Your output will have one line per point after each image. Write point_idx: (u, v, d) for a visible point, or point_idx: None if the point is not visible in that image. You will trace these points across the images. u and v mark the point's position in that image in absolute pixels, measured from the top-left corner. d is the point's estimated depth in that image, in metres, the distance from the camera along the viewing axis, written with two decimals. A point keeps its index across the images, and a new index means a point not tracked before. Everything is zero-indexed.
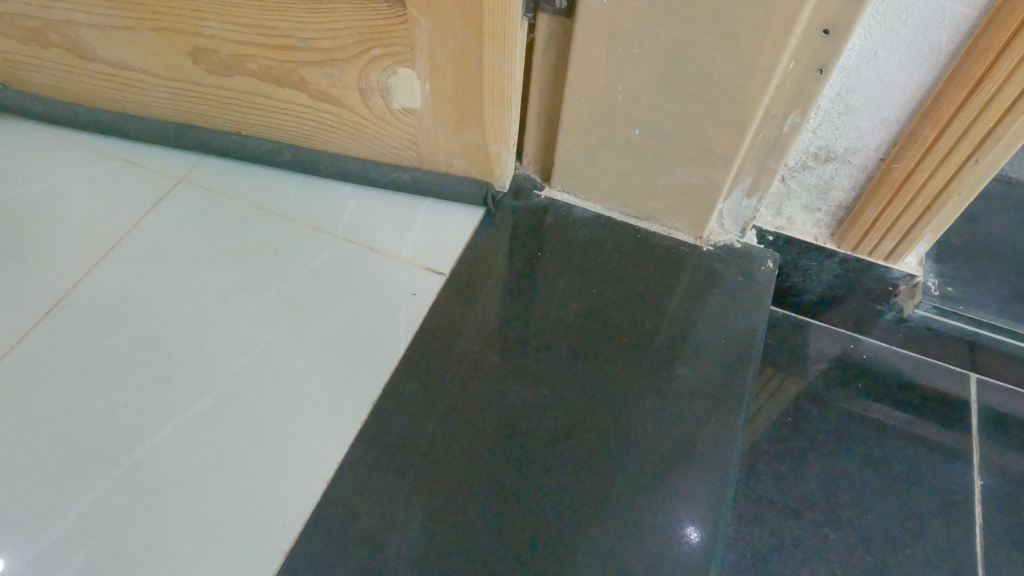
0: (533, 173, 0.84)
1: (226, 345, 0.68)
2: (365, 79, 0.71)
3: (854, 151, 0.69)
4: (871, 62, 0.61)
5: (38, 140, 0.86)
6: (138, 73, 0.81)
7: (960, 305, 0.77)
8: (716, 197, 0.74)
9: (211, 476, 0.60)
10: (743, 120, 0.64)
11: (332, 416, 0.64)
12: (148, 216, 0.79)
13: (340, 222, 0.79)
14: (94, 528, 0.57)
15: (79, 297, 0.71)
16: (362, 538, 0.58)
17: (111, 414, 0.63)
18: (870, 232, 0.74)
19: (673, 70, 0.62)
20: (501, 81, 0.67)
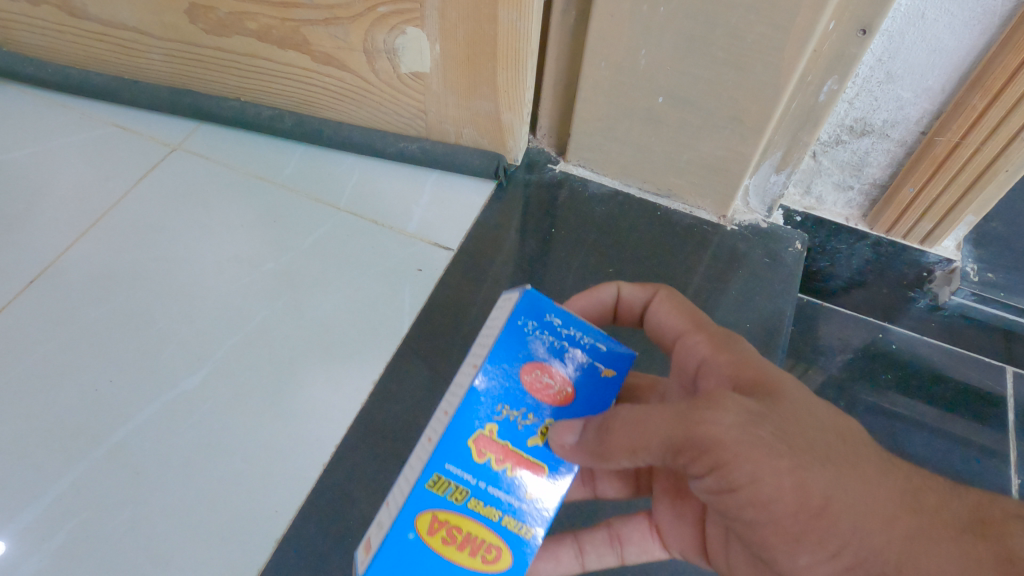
0: (547, 146, 0.80)
1: (220, 319, 0.64)
2: (371, 40, 0.67)
3: (893, 125, 0.64)
4: (917, 25, 0.56)
5: (29, 104, 0.82)
6: (133, 33, 0.77)
7: (1001, 293, 0.71)
8: (743, 173, 0.69)
9: (200, 457, 0.56)
10: (777, 87, 0.59)
11: (330, 397, 0.60)
12: (140, 184, 0.75)
13: (342, 193, 0.75)
14: (72, 511, 0.53)
15: (65, 267, 0.67)
16: (359, 526, 0.54)
17: (96, 388, 0.59)
18: (907, 212, 0.69)
19: (702, 30, 0.57)
20: (515, 43, 0.62)
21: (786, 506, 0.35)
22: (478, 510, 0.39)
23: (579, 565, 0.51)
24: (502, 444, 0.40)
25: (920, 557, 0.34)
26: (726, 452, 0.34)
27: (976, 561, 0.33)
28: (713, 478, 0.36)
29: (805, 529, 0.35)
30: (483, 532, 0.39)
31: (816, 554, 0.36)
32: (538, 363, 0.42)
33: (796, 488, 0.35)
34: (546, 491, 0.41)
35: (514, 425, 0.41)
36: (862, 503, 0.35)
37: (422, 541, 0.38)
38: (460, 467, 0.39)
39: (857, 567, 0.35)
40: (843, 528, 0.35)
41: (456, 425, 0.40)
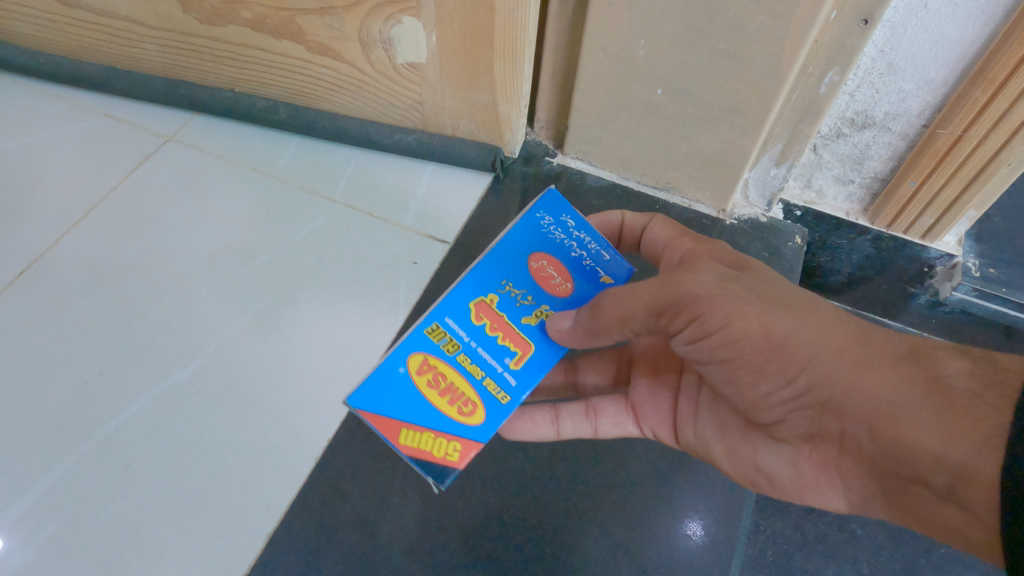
0: (545, 139, 0.79)
1: (212, 311, 0.64)
2: (367, 30, 0.66)
3: (894, 117, 0.63)
4: (920, 15, 0.54)
5: (21, 94, 0.81)
6: (126, 22, 0.76)
7: (1004, 289, 0.70)
8: (743, 166, 0.69)
9: (191, 451, 0.56)
10: (777, 79, 0.58)
11: (324, 390, 0.59)
12: (133, 175, 0.74)
13: (337, 185, 0.74)
14: (61, 504, 0.53)
15: (55, 259, 0.66)
16: (352, 521, 0.54)
17: (85, 380, 0.59)
18: (908, 205, 0.68)
19: (702, 21, 0.56)
20: (512, 33, 0.61)
21: (753, 343, 0.41)
22: (461, 365, 0.46)
23: (552, 432, 0.54)
24: (498, 315, 0.48)
25: (864, 378, 0.40)
26: (701, 302, 0.41)
27: (907, 380, 0.39)
28: (691, 330, 0.42)
29: (766, 363, 0.41)
30: (461, 385, 0.46)
31: (775, 381, 0.42)
32: (548, 257, 0.49)
33: (761, 329, 0.41)
34: (528, 364, 0.47)
35: (512, 301, 0.48)
36: (820, 341, 0.41)
37: (410, 377, 0.46)
38: (459, 323, 0.47)
39: (808, 391, 0.41)
40: (801, 360, 0.41)
41: (465, 290, 0.48)
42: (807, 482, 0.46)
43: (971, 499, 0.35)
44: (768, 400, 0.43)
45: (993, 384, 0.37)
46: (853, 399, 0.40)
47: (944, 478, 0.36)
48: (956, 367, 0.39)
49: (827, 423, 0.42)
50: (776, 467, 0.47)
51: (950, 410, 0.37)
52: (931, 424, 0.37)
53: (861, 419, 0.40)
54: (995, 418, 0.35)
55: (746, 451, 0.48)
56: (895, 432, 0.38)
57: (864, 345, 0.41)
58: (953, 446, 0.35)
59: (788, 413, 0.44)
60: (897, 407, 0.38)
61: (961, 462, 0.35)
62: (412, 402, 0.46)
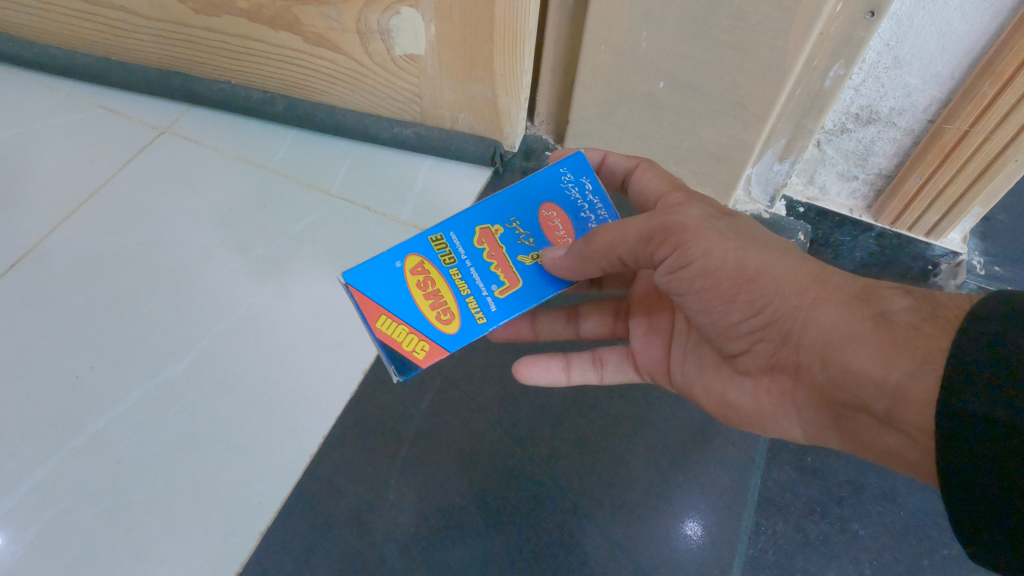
0: (545, 134, 0.78)
1: (206, 306, 0.63)
2: (364, 20, 0.65)
3: (900, 113, 0.62)
4: (927, 7, 0.53)
5: (15, 85, 0.81)
6: (120, 13, 0.75)
7: (1010, 287, 0.69)
8: (745, 161, 0.68)
9: (183, 447, 0.55)
10: (781, 72, 0.57)
11: (319, 386, 0.58)
12: (127, 167, 0.73)
13: (334, 179, 0.73)
14: (49, 501, 0.52)
15: (46, 251, 0.65)
16: (347, 519, 0.53)
17: (76, 375, 0.58)
18: (913, 203, 0.67)
19: (705, 12, 0.55)
20: (512, 23, 0.60)
21: (725, 274, 0.40)
22: (451, 276, 0.43)
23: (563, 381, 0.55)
24: (499, 244, 0.45)
25: (820, 311, 0.39)
26: (686, 234, 0.40)
27: (858, 314, 0.38)
28: (674, 260, 0.40)
29: (735, 294, 0.40)
30: (446, 293, 0.43)
31: (743, 313, 0.41)
32: (561, 211, 0.47)
33: (734, 259, 0.39)
34: (513, 296, 0.43)
35: (515, 236, 0.45)
36: (788, 275, 0.40)
37: (400, 272, 0.43)
38: (460, 240, 0.45)
39: (773, 322, 0.41)
40: (768, 292, 0.40)
41: (473, 213, 0.46)
42: (765, 414, 0.46)
43: (908, 423, 0.34)
44: (735, 332, 0.43)
45: (935, 314, 0.35)
46: (810, 329, 0.39)
47: (884, 403, 0.35)
48: (903, 302, 0.37)
49: (787, 354, 0.42)
50: (739, 400, 0.47)
51: (892, 340, 0.35)
52: (874, 353, 0.36)
53: (816, 348, 0.39)
54: (934, 346, 0.34)
55: (715, 386, 0.48)
56: (842, 360, 0.38)
57: (824, 282, 0.40)
58: (891, 370, 0.35)
59: (753, 345, 0.43)
60: (847, 339, 0.37)
61: (899, 385, 0.34)
62: (394, 297, 0.43)
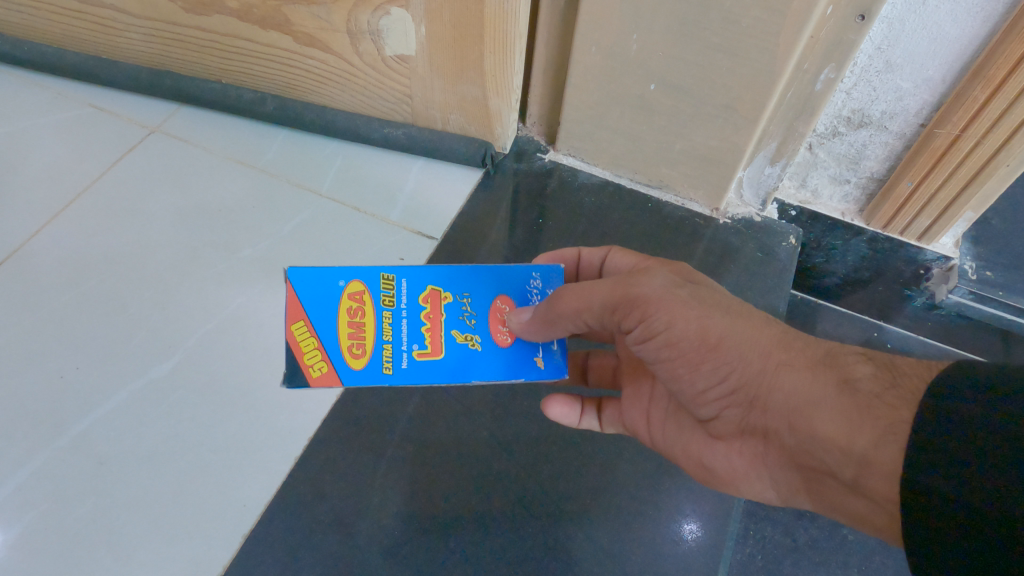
0: (537, 135, 0.78)
1: (192, 306, 0.62)
2: (354, 20, 0.65)
3: (891, 116, 0.61)
4: (918, 11, 0.53)
5: (5, 84, 0.80)
6: (111, 11, 0.74)
7: (1000, 292, 0.69)
8: (737, 164, 0.67)
9: (168, 448, 0.54)
10: (772, 75, 0.57)
11: (305, 387, 0.58)
12: (116, 167, 0.73)
13: (325, 179, 0.73)
14: (32, 502, 0.51)
15: (34, 251, 0.65)
16: (331, 522, 0.52)
17: (61, 376, 0.57)
18: (905, 207, 0.66)
19: (695, 14, 0.55)
20: (502, 25, 0.60)
21: (689, 342, 0.41)
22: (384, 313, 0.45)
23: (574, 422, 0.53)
24: (441, 311, 0.46)
25: (782, 377, 0.39)
26: (651, 305, 0.41)
27: (821, 379, 0.38)
28: (641, 330, 0.42)
29: (700, 361, 0.41)
30: (370, 328, 0.45)
31: (709, 379, 0.42)
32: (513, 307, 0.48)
33: (697, 328, 0.40)
34: (430, 365, 0.44)
35: (458, 312, 0.46)
36: (749, 339, 0.40)
37: (350, 288, 0.45)
38: (409, 290, 0.46)
39: (739, 389, 0.41)
40: (731, 359, 0.40)
41: (435, 274, 0.47)
42: (741, 476, 0.45)
43: (876, 489, 0.34)
44: (703, 398, 0.43)
45: (896, 383, 0.36)
46: (774, 396, 0.39)
47: (850, 470, 0.35)
48: (865, 369, 0.38)
49: (756, 418, 0.42)
50: (716, 462, 0.46)
51: (855, 406, 0.35)
52: (838, 418, 0.36)
53: (783, 416, 0.39)
54: (896, 416, 0.34)
55: (692, 447, 0.48)
56: (809, 426, 0.38)
57: (787, 347, 0.40)
58: (856, 438, 0.34)
59: (723, 409, 0.43)
60: (811, 404, 0.38)
61: (863, 453, 0.34)
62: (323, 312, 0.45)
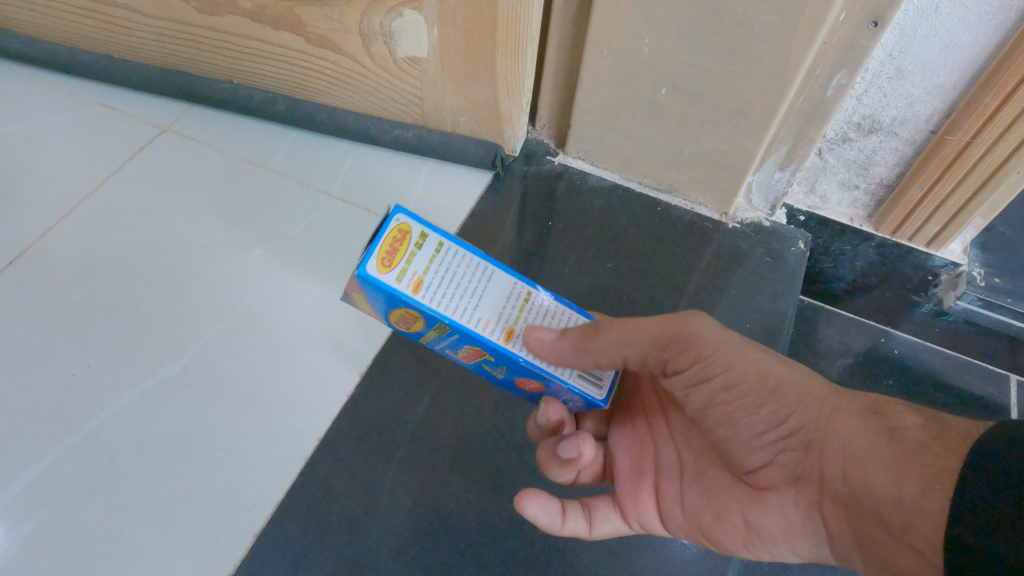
0: (547, 138, 0.78)
1: (203, 306, 0.63)
2: (367, 22, 0.65)
3: (901, 122, 0.62)
4: (930, 18, 0.53)
5: (18, 82, 0.81)
6: (123, 11, 0.75)
7: (1008, 299, 0.69)
8: (746, 169, 0.68)
9: (177, 447, 0.55)
10: (783, 81, 0.57)
11: (315, 387, 0.58)
12: (127, 166, 0.73)
13: (335, 180, 0.73)
14: (43, 500, 0.51)
15: (45, 248, 0.65)
16: (341, 522, 0.52)
17: (72, 373, 0.58)
18: (914, 213, 0.67)
19: (708, 19, 0.55)
20: (515, 28, 0.60)
21: (749, 381, 0.42)
22: (427, 333, 0.45)
23: (558, 524, 0.48)
24: (477, 357, 0.46)
25: (837, 424, 0.40)
26: (710, 344, 0.43)
27: (872, 429, 0.39)
28: (697, 370, 0.44)
29: (760, 401, 0.42)
30: (419, 327, 0.44)
31: (768, 420, 0.42)
32: (528, 391, 0.50)
33: (755, 370, 0.43)
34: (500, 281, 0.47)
35: (494, 364, 0.46)
36: (805, 387, 0.42)
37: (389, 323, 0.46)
38: (459, 336, 0.43)
39: (797, 433, 0.41)
40: (792, 400, 0.42)
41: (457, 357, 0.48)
42: (793, 531, 0.43)
43: (922, 540, 0.34)
44: (759, 442, 0.42)
45: (944, 432, 0.36)
46: (831, 441, 0.40)
47: (899, 521, 0.35)
48: (914, 419, 0.38)
49: (811, 465, 0.41)
50: (764, 517, 0.44)
51: (903, 454, 0.36)
52: (887, 468, 0.37)
53: (837, 463, 0.39)
54: (942, 465, 0.34)
55: (732, 512, 0.45)
56: (860, 476, 0.38)
57: (839, 395, 0.42)
58: (905, 487, 0.35)
59: (777, 455, 0.42)
60: (863, 451, 0.38)
61: (912, 503, 0.34)
62: (377, 302, 0.42)
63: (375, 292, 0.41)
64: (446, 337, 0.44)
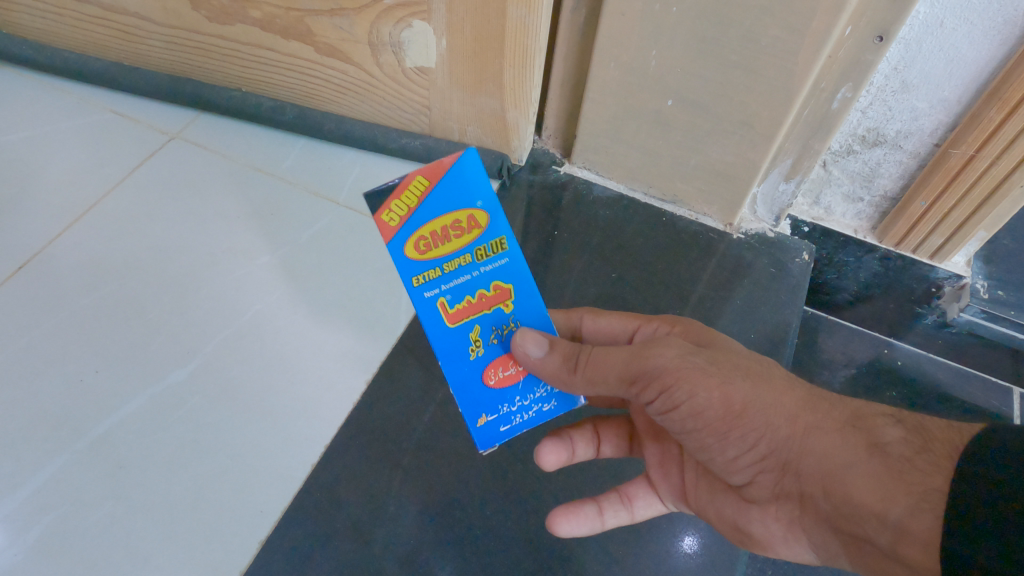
0: (552, 148, 0.79)
1: (211, 312, 0.63)
2: (376, 32, 0.65)
3: (906, 136, 0.62)
4: (935, 33, 0.54)
5: (29, 89, 0.82)
6: (135, 20, 0.75)
7: (1011, 312, 0.69)
8: (751, 181, 0.68)
9: (185, 453, 0.55)
10: (789, 94, 0.58)
11: (322, 394, 0.59)
12: (136, 173, 0.73)
13: (342, 188, 0.73)
14: (51, 505, 0.51)
15: (54, 254, 0.66)
16: (346, 529, 0.52)
17: (80, 378, 0.58)
18: (917, 225, 0.67)
19: (715, 32, 0.56)
20: (523, 39, 0.60)
21: (714, 412, 0.40)
22: (455, 259, 0.40)
23: (598, 524, 0.49)
24: (481, 312, 0.42)
25: (812, 440, 0.39)
26: (670, 375, 0.40)
27: (853, 442, 0.38)
28: (663, 401, 0.41)
29: (728, 431, 0.41)
30: (447, 250, 0.39)
31: (740, 446, 0.41)
32: (496, 386, 0.43)
33: (720, 397, 0.40)
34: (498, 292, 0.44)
35: (498, 323, 0.43)
36: (775, 406, 0.40)
37: (398, 241, 0.38)
38: (501, 268, 0.41)
39: (770, 455, 0.41)
40: (758, 425, 0.40)
41: (434, 320, 0.40)
42: (778, 540, 0.44)
43: (914, 560, 0.34)
44: (735, 465, 0.43)
45: (929, 446, 0.36)
46: (808, 458, 0.39)
47: (887, 537, 0.35)
48: (895, 431, 0.38)
49: (789, 483, 0.41)
50: (752, 524, 0.45)
51: (887, 470, 0.36)
52: (870, 483, 0.36)
53: (816, 480, 0.39)
54: (930, 484, 0.34)
55: (725, 511, 0.46)
56: (843, 491, 0.37)
57: (814, 409, 0.40)
58: (891, 505, 0.34)
59: (757, 474, 0.42)
60: (844, 468, 0.37)
61: (898, 521, 0.34)
62: (442, 198, 0.38)
63: (467, 174, 0.38)
64: (482, 266, 0.41)
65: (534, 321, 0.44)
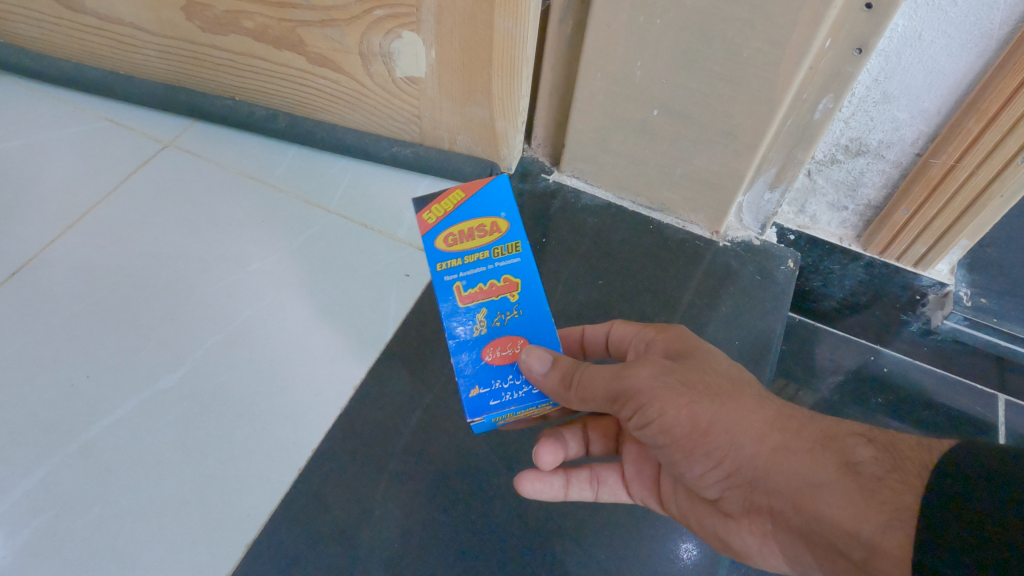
0: (542, 157, 0.80)
1: (202, 318, 0.64)
2: (367, 43, 0.67)
3: (888, 145, 0.63)
4: (914, 45, 0.55)
5: (26, 97, 0.83)
6: (130, 30, 0.76)
7: (994, 319, 0.70)
8: (737, 189, 0.69)
9: (173, 458, 0.55)
10: (771, 104, 0.59)
11: (310, 400, 0.59)
12: (129, 180, 0.74)
13: (333, 196, 0.74)
14: (40, 508, 0.52)
15: (48, 260, 0.67)
16: (332, 534, 0.53)
17: (71, 383, 0.59)
18: (901, 234, 0.68)
19: (698, 44, 0.57)
20: (511, 50, 0.61)
21: (680, 429, 0.41)
22: (474, 253, 0.52)
23: (560, 494, 0.52)
24: (491, 296, 0.51)
25: (779, 460, 0.40)
26: (642, 396, 0.41)
27: (823, 461, 0.38)
28: (637, 418, 0.42)
29: (693, 448, 0.42)
30: (471, 243, 0.52)
31: (705, 464, 0.42)
32: (492, 362, 0.49)
33: (687, 416, 0.41)
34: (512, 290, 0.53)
35: (501, 309, 0.50)
36: (742, 425, 0.41)
37: (434, 231, 0.53)
38: (513, 265, 0.52)
39: (737, 472, 0.42)
40: (723, 444, 0.41)
41: (449, 297, 0.51)
42: (755, 553, 0.44)
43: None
44: (705, 479, 0.43)
45: (900, 464, 0.36)
46: (775, 476, 0.40)
47: (856, 553, 0.35)
48: (866, 451, 0.38)
49: (758, 499, 0.42)
50: (731, 536, 0.45)
51: (859, 489, 0.36)
52: (840, 501, 0.36)
53: (784, 496, 0.39)
54: (901, 503, 0.34)
55: (706, 522, 0.47)
56: (813, 509, 0.38)
57: (783, 428, 0.41)
58: (863, 522, 0.34)
59: (727, 489, 0.43)
60: (814, 486, 0.38)
61: (870, 539, 0.34)
62: (474, 211, 0.54)
63: (495, 198, 0.55)
64: (497, 261, 0.52)
65: (535, 313, 0.51)
